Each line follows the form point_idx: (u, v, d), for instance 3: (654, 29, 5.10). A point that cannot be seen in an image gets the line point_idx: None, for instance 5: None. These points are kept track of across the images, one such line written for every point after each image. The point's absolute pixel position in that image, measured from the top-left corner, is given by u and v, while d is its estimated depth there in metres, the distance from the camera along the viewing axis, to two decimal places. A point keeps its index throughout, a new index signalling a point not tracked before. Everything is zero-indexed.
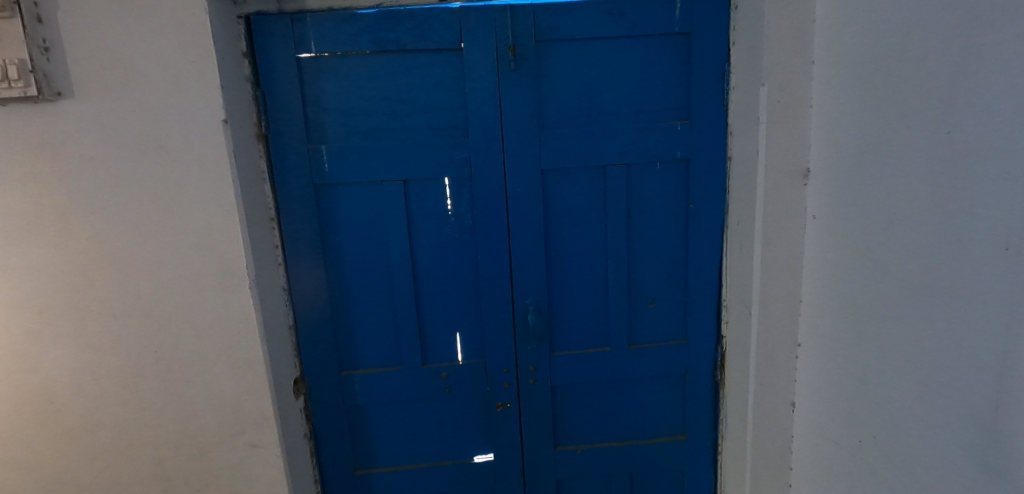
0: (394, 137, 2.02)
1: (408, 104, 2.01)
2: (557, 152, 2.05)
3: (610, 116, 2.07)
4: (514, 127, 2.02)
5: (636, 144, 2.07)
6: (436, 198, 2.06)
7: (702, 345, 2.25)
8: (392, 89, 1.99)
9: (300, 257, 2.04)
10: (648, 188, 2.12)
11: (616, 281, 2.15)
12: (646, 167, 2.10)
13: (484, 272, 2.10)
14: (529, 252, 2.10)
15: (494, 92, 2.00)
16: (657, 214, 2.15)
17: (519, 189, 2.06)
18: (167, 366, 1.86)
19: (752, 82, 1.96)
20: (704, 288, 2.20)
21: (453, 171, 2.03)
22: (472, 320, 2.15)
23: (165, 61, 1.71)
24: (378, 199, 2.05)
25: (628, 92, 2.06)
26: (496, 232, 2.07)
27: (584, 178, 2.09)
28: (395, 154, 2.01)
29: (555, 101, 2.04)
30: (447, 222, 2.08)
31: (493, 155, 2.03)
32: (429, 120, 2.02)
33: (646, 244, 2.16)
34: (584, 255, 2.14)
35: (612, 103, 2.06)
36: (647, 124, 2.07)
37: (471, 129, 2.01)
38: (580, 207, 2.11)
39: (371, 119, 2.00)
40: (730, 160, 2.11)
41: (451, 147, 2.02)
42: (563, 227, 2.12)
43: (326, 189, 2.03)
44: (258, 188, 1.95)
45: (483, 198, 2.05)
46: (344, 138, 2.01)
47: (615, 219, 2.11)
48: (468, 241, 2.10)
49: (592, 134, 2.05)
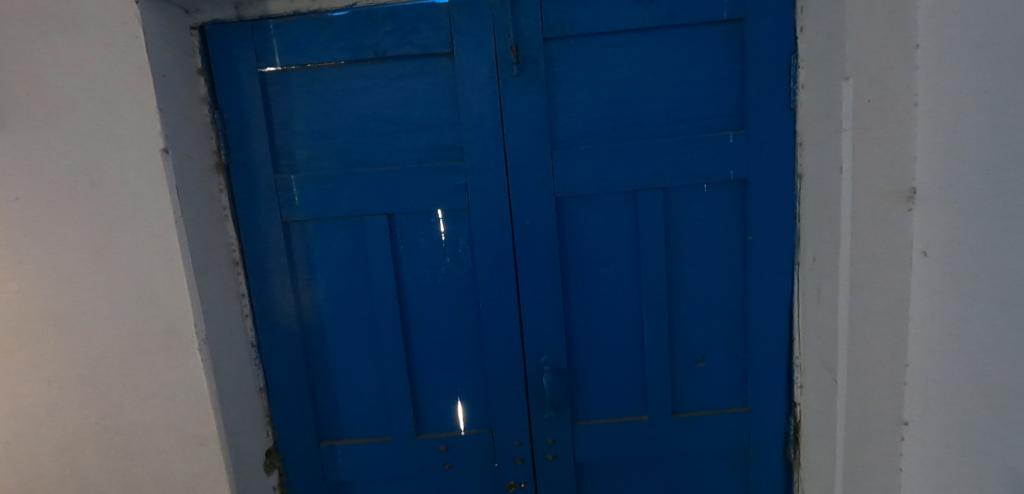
0: (376, 163, 1.68)
1: (391, 124, 1.67)
2: (574, 175, 1.65)
3: (641, 129, 1.64)
4: (520, 146, 1.64)
5: (676, 163, 1.64)
6: (429, 235, 1.70)
7: (769, 415, 1.75)
8: (372, 107, 1.66)
9: (270, 308, 1.73)
10: (693, 217, 1.68)
11: (654, 335, 1.71)
12: (689, 191, 1.66)
13: (488, 324, 1.71)
14: (544, 299, 1.70)
15: (495, 105, 1.62)
16: (705, 249, 1.69)
17: (529, 222, 1.67)
18: (111, 440, 1.58)
19: (831, 78, 1.48)
20: (769, 343, 1.72)
21: (447, 202, 1.67)
22: (476, 382, 1.77)
23: (95, 83, 1.43)
24: (360, 237, 1.71)
25: (664, 97, 1.64)
26: (503, 276, 1.69)
27: (609, 205, 1.67)
28: (378, 184, 1.67)
29: (572, 113, 1.64)
30: (443, 264, 1.71)
31: (495, 182, 1.65)
32: (418, 142, 1.67)
33: (693, 287, 1.71)
34: (614, 302, 1.72)
35: (643, 112, 1.64)
36: (689, 136, 1.63)
37: (468, 151, 1.64)
38: (606, 244, 1.69)
39: (349, 141, 1.67)
40: (800, 179, 1.63)
41: (444, 174, 1.66)
42: (585, 267, 1.70)
43: (299, 227, 1.71)
44: (218, 228, 1.65)
45: (484, 234, 1.67)
46: (318, 166, 1.69)
47: (650, 257, 1.68)
48: (469, 285, 1.72)
49: (618, 151, 1.64)
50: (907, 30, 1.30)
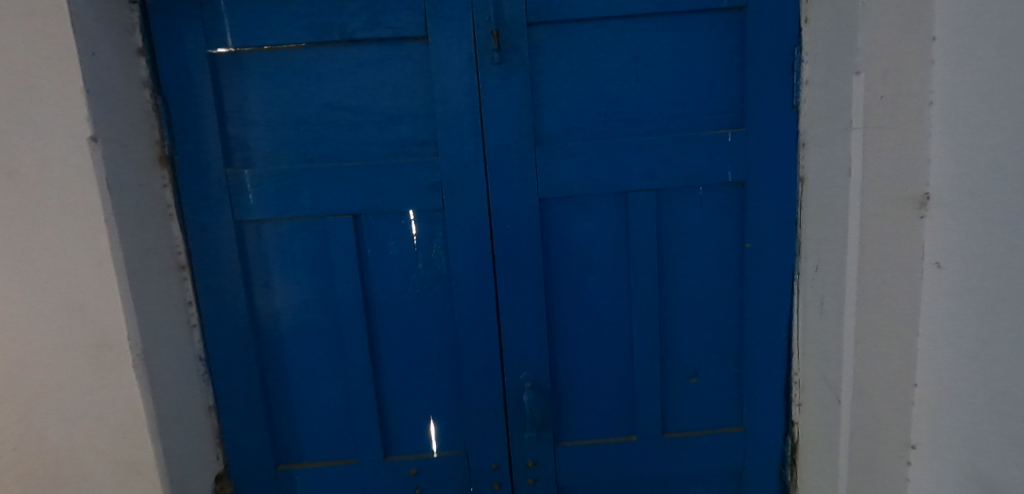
0: (342, 158, 1.52)
1: (358, 114, 1.50)
2: (559, 174, 1.51)
3: (633, 124, 1.51)
4: (501, 141, 1.49)
5: (670, 163, 1.51)
6: (399, 238, 1.54)
7: (766, 435, 1.63)
8: (337, 95, 1.50)
9: (220, 318, 1.55)
10: (687, 221, 1.55)
11: (644, 349, 1.58)
12: (684, 193, 1.53)
13: (464, 336, 1.56)
14: (526, 310, 1.55)
15: (473, 95, 1.47)
16: (700, 256, 1.57)
17: (509, 224, 1.52)
18: (33, 468, 1.39)
19: (838, 72, 1.36)
20: (765, 359, 1.60)
21: (420, 202, 1.51)
22: (450, 399, 1.62)
23: (11, 59, 1.24)
24: (322, 240, 1.54)
25: (658, 90, 1.50)
26: (481, 284, 1.54)
27: (598, 208, 1.54)
28: (342, 181, 1.50)
29: (557, 106, 1.50)
30: (414, 270, 1.56)
31: (473, 181, 1.50)
32: (387, 135, 1.51)
33: (686, 298, 1.58)
34: (602, 313, 1.58)
35: (635, 106, 1.51)
36: (684, 134, 1.51)
37: (442, 145, 1.49)
38: (592, 250, 1.56)
39: (311, 133, 1.51)
40: (801, 182, 1.51)
41: (416, 170, 1.50)
42: (569, 275, 1.56)
43: (253, 228, 1.54)
44: (161, 228, 1.46)
45: (458, 237, 1.52)
46: (276, 160, 1.52)
47: (641, 265, 1.55)
48: (443, 294, 1.57)
49: (607, 149, 1.50)
50: (926, 20, 1.19)
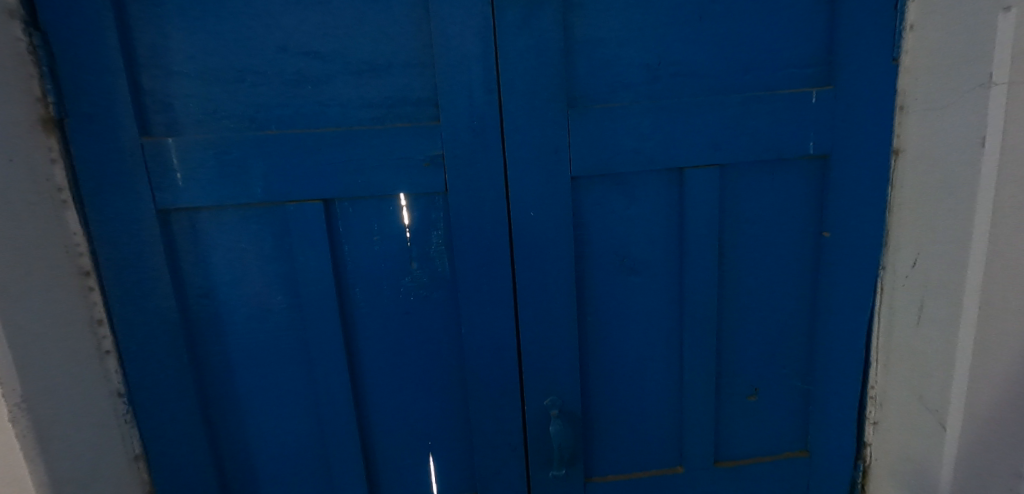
0: (306, 123, 1.12)
1: (328, 63, 1.10)
2: (597, 147, 1.16)
3: (691, 81, 1.17)
4: (523, 103, 1.12)
5: (738, 132, 1.18)
6: (387, 232, 1.16)
7: (833, 461, 1.37)
8: (298, 38, 1.09)
9: (139, 343, 1.13)
10: (755, 206, 1.24)
11: (697, 363, 1.30)
12: (752, 172, 1.22)
13: (474, 356, 1.22)
14: (554, 321, 1.22)
15: (487, 39, 1.09)
16: (767, 249, 1.26)
17: (533, 212, 1.17)
18: None
19: (964, 13, 1.04)
20: (841, 373, 1.31)
21: (415, 182, 1.13)
22: (457, 432, 1.29)
23: None
24: (283, 234, 1.15)
25: (724, 36, 1.16)
26: (498, 290, 1.19)
27: (646, 192, 1.21)
28: (308, 156, 1.11)
29: (596, 58, 1.14)
30: (408, 272, 1.18)
31: (488, 155, 1.13)
32: (369, 94, 1.12)
33: (747, 300, 1.29)
34: (645, 320, 1.28)
35: (694, 57, 1.16)
36: (757, 93, 1.17)
37: (445, 107, 1.11)
38: (637, 243, 1.24)
39: (263, 89, 1.10)
40: (896, 156, 1.19)
41: (410, 141, 1.12)
42: (608, 275, 1.24)
43: (186, 220, 1.12)
44: (48, 222, 1.04)
45: (467, 230, 1.16)
46: (214, 126, 1.10)
47: (698, 261, 1.24)
48: (447, 303, 1.21)
49: (659, 113, 1.15)
50: None
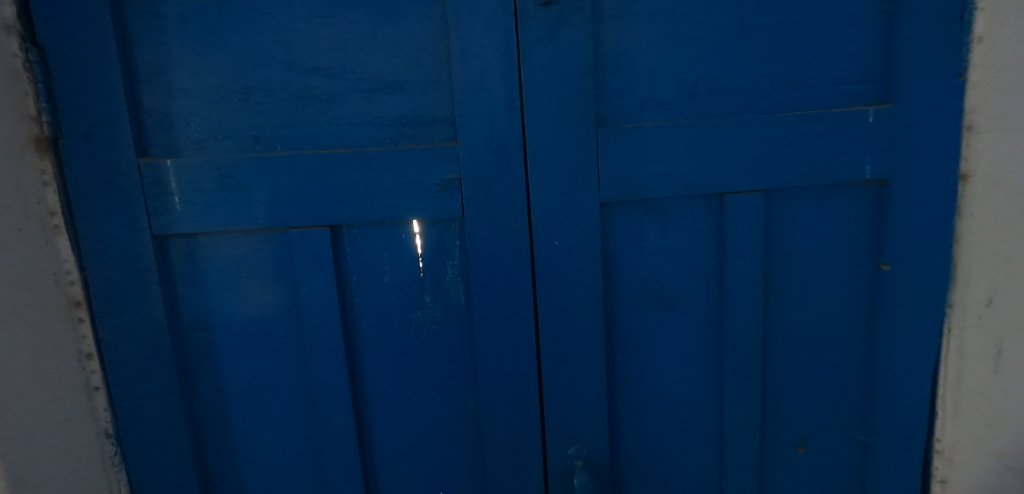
0: (313, 144, 1.04)
1: (338, 80, 1.03)
2: (628, 169, 1.06)
3: (732, 99, 1.06)
4: (547, 121, 1.03)
5: (785, 154, 1.07)
6: (398, 261, 1.07)
7: None
8: (307, 53, 1.02)
9: (130, 380, 1.05)
10: (802, 235, 1.12)
11: (739, 409, 1.17)
12: (799, 198, 1.10)
13: (491, 398, 1.11)
14: (580, 359, 1.11)
15: (509, 53, 1.01)
16: (817, 283, 1.14)
17: (557, 241, 1.06)
18: None
19: None
20: (903, 426, 1.16)
21: (428, 207, 1.04)
22: (471, 482, 1.17)
23: None
24: (286, 263, 1.06)
25: (768, 49, 1.06)
26: (518, 326, 1.08)
27: (682, 220, 1.10)
28: (313, 178, 1.03)
29: (627, 73, 1.05)
30: (419, 305, 1.08)
31: (508, 178, 1.04)
32: (381, 112, 1.04)
33: (794, 339, 1.16)
34: (681, 361, 1.16)
35: (736, 73, 1.06)
36: (805, 112, 1.06)
37: (463, 126, 1.02)
38: (673, 275, 1.12)
39: (269, 108, 1.03)
40: (964, 182, 1.06)
41: (424, 163, 1.03)
42: (639, 311, 1.13)
43: (183, 247, 1.04)
44: (36, 249, 0.97)
45: (485, 259, 1.06)
46: (216, 147, 1.03)
47: (740, 295, 1.12)
48: (462, 340, 1.10)
49: (697, 134, 1.05)
50: None
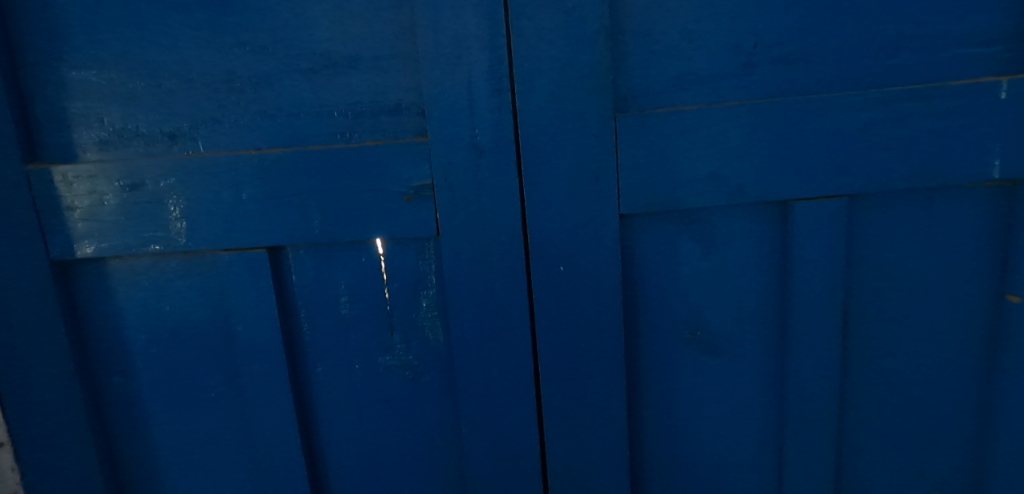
0: (244, 142, 0.80)
1: (274, 58, 0.78)
2: (659, 171, 0.79)
3: (802, 72, 0.78)
4: (548, 108, 0.77)
5: (876, 147, 0.78)
6: (359, 292, 0.84)
7: None
8: (231, 24, 0.78)
9: (35, 438, 0.84)
10: (895, 254, 0.84)
11: (803, 475, 0.91)
12: (893, 204, 0.82)
13: (481, 462, 0.88)
14: (595, 414, 0.87)
15: (495, 17, 0.75)
16: (913, 315, 0.86)
17: (562, 266, 0.81)
18: None
19: None
20: None
21: (394, 222, 0.80)
22: None
23: None
24: (218, 294, 0.83)
25: (855, 2, 0.77)
26: (513, 373, 0.85)
27: (731, 237, 0.83)
28: (244, 188, 0.79)
29: (658, 38, 0.78)
30: (388, 346, 0.85)
31: (496, 185, 0.79)
32: (330, 100, 0.79)
33: (878, 387, 0.89)
34: (728, 415, 0.90)
35: (809, 35, 0.78)
36: (909, 88, 0.77)
37: (435, 117, 0.77)
38: (718, 306, 0.86)
39: (186, 96, 0.79)
40: None
41: (386, 166, 0.78)
42: (672, 354, 0.87)
43: (93, 275, 0.83)
44: None
45: (469, 290, 0.82)
46: (123, 148, 0.80)
47: (808, 332, 0.85)
48: (443, 390, 0.87)
49: (754, 122, 0.78)
50: None
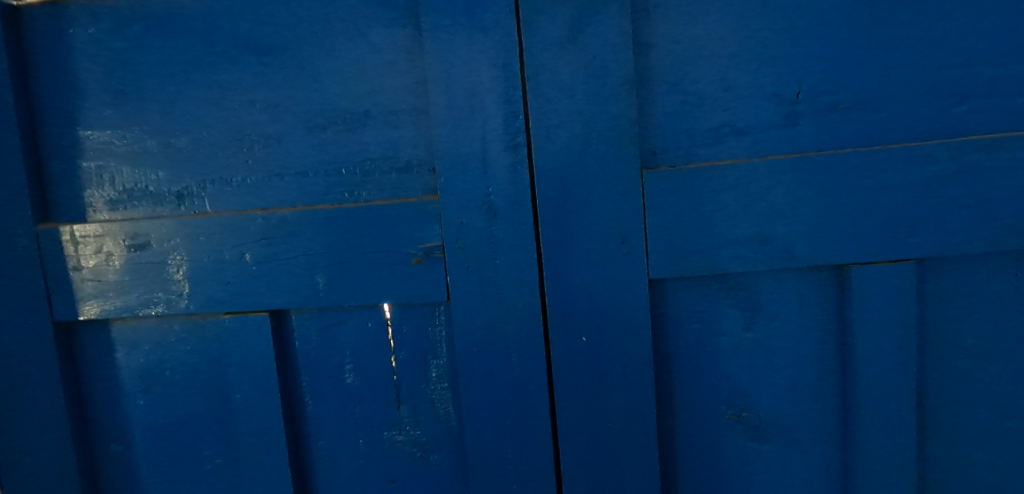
0: (250, 201, 0.77)
1: (282, 116, 0.76)
2: (692, 232, 0.71)
3: (856, 121, 0.70)
4: (569, 163, 0.71)
5: (945, 205, 0.68)
6: (365, 360, 0.77)
7: None
8: (241, 82, 0.76)
9: None
10: (980, 325, 0.72)
11: None
12: (968, 270, 0.71)
13: None
14: None
15: (510, 68, 0.70)
16: (1002, 399, 0.73)
17: (585, 336, 0.73)
18: None
19: None
20: None
21: (401, 286, 0.74)
22: None
23: None
24: (219, 359, 0.79)
25: (912, 45, 0.69)
26: (531, 457, 0.75)
27: (778, 305, 0.73)
28: (248, 249, 0.76)
29: (689, 87, 0.71)
30: (394, 421, 0.78)
31: (511, 246, 0.72)
32: (338, 157, 0.76)
33: (967, 482, 0.75)
34: None
35: (861, 81, 0.69)
36: (980, 138, 0.67)
37: (445, 174, 0.72)
38: (765, 384, 0.75)
39: (195, 155, 0.77)
40: None
41: (393, 226, 0.73)
42: (711, 438, 0.76)
43: (97, 337, 0.80)
44: None
45: (481, 362, 0.74)
46: (131, 207, 0.78)
47: (874, 416, 0.73)
48: (453, 471, 0.78)
49: (801, 177, 0.69)
50: None
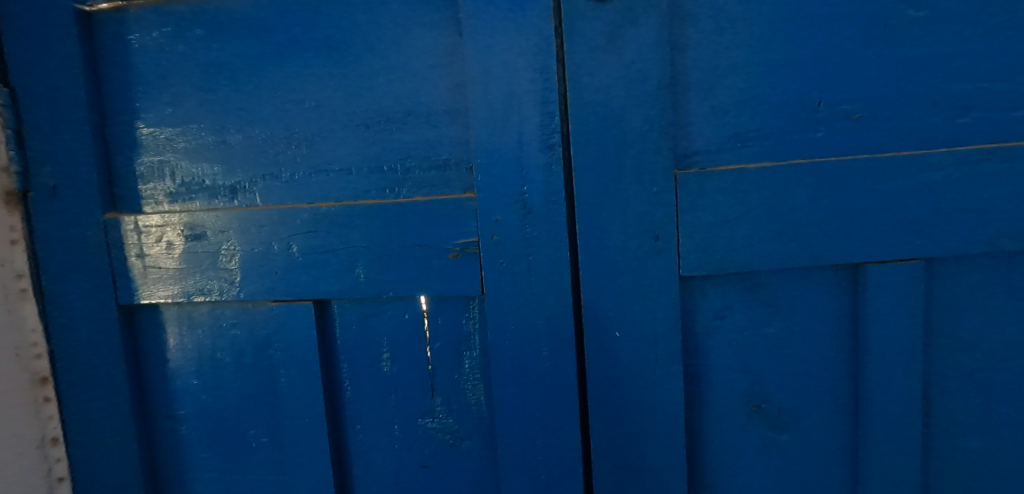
0: (298, 196, 0.81)
1: (329, 115, 0.80)
2: (724, 229, 0.71)
3: (894, 121, 0.69)
4: (602, 163, 0.72)
5: (979, 210, 0.68)
6: (401, 350, 0.81)
7: None
8: (292, 83, 0.80)
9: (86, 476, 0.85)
10: (1010, 332, 0.72)
11: None
12: (1001, 276, 0.71)
13: None
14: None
15: (547, 70, 0.72)
16: None
17: (617, 332, 0.75)
18: None
19: None
20: None
21: (437, 279, 0.77)
22: None
23: None
24: (266, 345, 0.83)
25: (953, 48, 0.68)
26: (559, 448, 0.78)
27: (811, 304, 0.73)
28: (295, 241, 0.80)
29: (724, 86, 0.71)
30: (428, 410, 0.82)
31: (544, 243, 0.74)
32: (380, 155, 0.79)
33: (996, 490, 0.75)
34: None
35: (900, 83, 0.69)
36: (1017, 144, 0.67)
37: (482, 173, 0.75)
38: (795, 383, 0.75)
39: (248, 151, 0.82)
40: None
41: (431, 222, 0.76)
42: (737, 436, 0.77)
43: (155, 320, 0.86)
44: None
45: (513, 355, 0.77)
46: (188, 199, 0.84)
47: (901, 420, 0.73)
48: (483, 459, 0.81)
49: (836, 176, 0.69)
50: None
